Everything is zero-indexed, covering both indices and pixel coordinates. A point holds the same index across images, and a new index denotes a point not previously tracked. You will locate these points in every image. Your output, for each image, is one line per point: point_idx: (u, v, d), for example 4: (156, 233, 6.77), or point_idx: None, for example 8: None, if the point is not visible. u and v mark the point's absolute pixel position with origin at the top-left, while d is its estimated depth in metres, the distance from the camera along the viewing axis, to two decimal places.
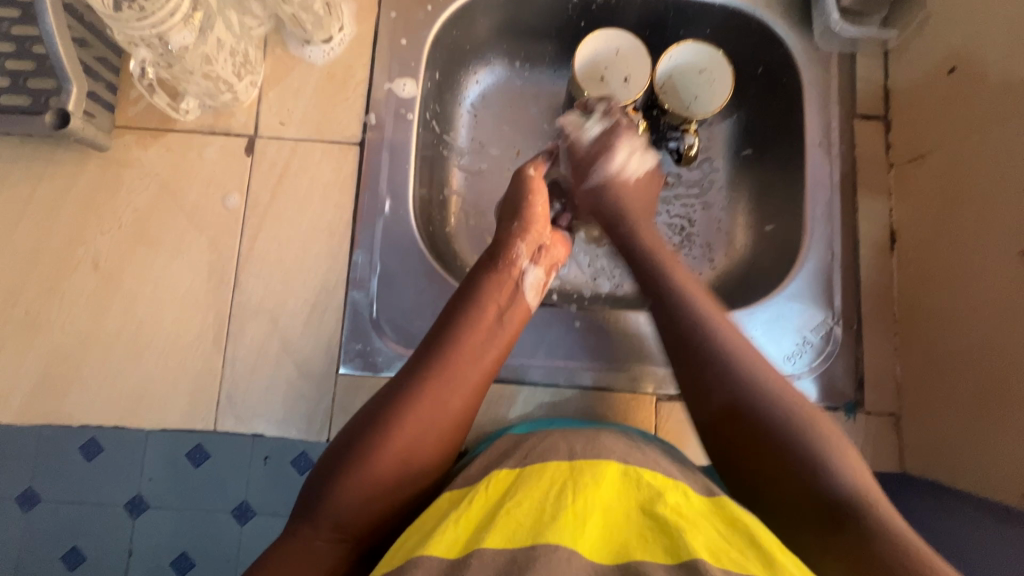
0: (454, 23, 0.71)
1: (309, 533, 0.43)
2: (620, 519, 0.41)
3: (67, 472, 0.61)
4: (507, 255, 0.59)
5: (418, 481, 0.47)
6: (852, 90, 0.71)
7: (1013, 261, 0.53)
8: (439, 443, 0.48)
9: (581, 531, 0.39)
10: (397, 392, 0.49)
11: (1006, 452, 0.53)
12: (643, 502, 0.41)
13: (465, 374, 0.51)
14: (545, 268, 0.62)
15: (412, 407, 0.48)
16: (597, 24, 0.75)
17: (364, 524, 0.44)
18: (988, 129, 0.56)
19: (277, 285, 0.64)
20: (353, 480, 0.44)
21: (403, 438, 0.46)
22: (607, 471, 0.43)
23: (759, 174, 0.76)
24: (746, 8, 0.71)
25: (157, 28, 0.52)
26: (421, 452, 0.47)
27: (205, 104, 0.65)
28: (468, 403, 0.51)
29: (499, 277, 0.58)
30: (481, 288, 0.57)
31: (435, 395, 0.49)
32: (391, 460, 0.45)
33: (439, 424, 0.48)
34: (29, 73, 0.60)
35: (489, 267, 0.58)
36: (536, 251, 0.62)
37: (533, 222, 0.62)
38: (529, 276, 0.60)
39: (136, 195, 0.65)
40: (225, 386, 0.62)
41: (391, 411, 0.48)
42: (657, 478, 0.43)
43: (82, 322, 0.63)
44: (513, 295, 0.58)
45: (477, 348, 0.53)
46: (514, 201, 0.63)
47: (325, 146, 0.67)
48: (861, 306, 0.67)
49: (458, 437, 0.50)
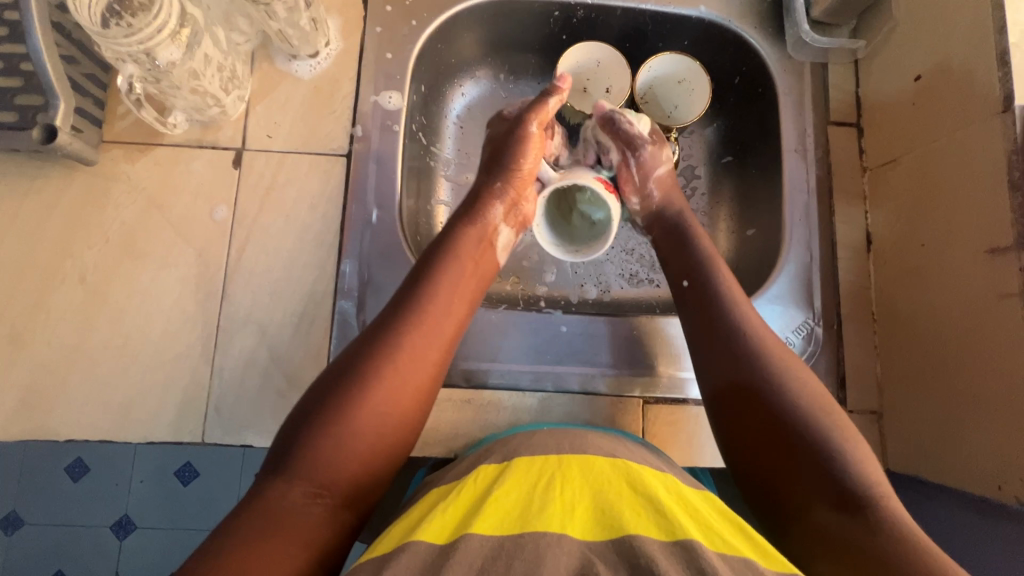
0: (438, 37, 0.72)
1: (284, 491, 0.43)
2: (613, 500, 0.41)
3: (53, 495, 0.63)
4: (482, 214, 0.60)
5: (396, 436, 0.48)
6: (825, 98, 0.73)
7: (983, 258, 0.54)
8: (414, 397, 0.49)
9: (570, 516, 0.40)
10: (371, 346, 0.49)
11: (984, 444, 0.54)
12: (633, 487, 0.42)
13: (440, 328, 0.52)
14: (516, 227, 0.63)
15: (386, 359, 0.48)
16: (578, 36, 0.77)
17: (344, 479, 0.44)
18: (953, 133, 0.58)
19: (265, 296, 0.64)
20: (331, 432, 0.45)
21: (378, 391, 0.47)
22: (594, 462, 0.44)
23: (739, 180, 0.78)
24: (721, 21, 0.74)
25: (144, 44, 0.53)
26: (396, 406, 0.48)
27: (192, 118, 0.66)
28: (442, 356, 0.52)
29: (473, 234, 0.58)
30: (455, 245, 0.57)
31: (410, 351, 0.50)
32: (367, 415, 0.46)
33: (415, 376, 0.49)
34: (17, 89, 0.61)
35: (459, 225, 0.59)
36: (510, 209, 0.62)
37: (515, 180, 0.62)
38: (500, 236, 0.61)
39: (123, 209, 0.65)
40: (213, 397, 0.62)
41: (365, 365, 0.48)
42: (647, 471, 0.44)
43: (68, 336, 0.62)
44: (484, 252, 0.59)
45: (449, 300, 0.54)
46: (492, 160, 0.62)
47: (312, 158, 0.68)
48: (841, 307, 0.69)
49: (433, 391, 0.51)
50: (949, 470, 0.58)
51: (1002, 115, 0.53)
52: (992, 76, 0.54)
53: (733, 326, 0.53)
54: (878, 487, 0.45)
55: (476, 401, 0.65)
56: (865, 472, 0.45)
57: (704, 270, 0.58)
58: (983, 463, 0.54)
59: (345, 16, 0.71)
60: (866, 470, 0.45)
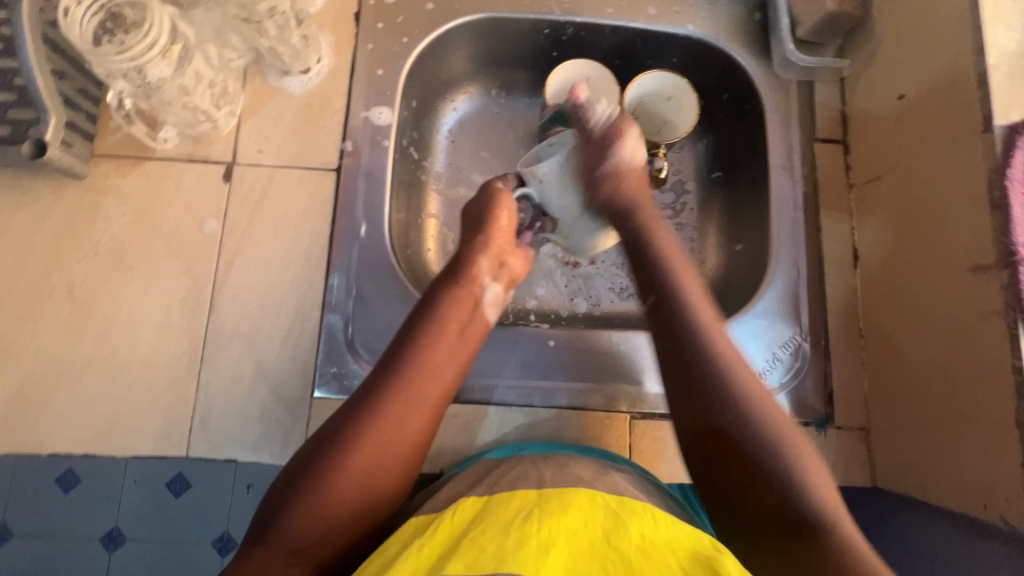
0: (429, 54, 0.73)
1: (264, 560, 0.43)
2: (586, 546, 0.41)
3: (45, 506, 0.60)
4: (466, 271, 0.59)
5: (379, 503, 0.47)
6: (812, 115, 0.74)
7: (966, 275, 0.55)
8: (397, 464, 0.48)
9: (541, 558, 0.39)
10: (353, 412, 0.49)
11: (968, 464, 0.54)
12: (606, 533, 0.42)
13: (425, 393, 0.51)
14: (505, 284, 0.62)
15: (371, 430, 0.48)
16: (568, 53, 0.78)
17: (324, 549, 0.45)
18: (935, 151, 0.59)
19: (252, 309, 0.64)
20: (310, 505, 0.45)
21: (360, 462, 0.47)
22: (575, 502, 0.44)
23: (728, 196, 0.79)
24: (708, 38, 0.75)
25: (135, 61, 0.54)
26: (379, 476, 0.47)
27: (183, 133, 0.67)
28: (429, 420, 0.51)
29: (459, 293, 0.57)
30: (440, 303, 0.56)
31: (393, 418, 0.49)
32: (348, 486, 0.46)
33: (401, 443, 0.49)
34: (9, 104, 0.61)
35: (449, 283, 0.58)
36: (496, 267, 0.61)
37: (496, 235, 0.61)
38: (489, 292, 0.60)
39: (113, 222, 0.65)
40: (199, 412, 0.62)
41: (347, 432, 0.48)
42: (623, 507, 0.44)
43: (55, 349, 0.62)
44: (473, 311, 0.58)
45: (437, 364, 0.53)
46: (477, 213, 0.62)
47: (302, 172, 0.68)
48: (828, 323, 0.69)
49: (418, 457, 0.50)
50: (932, 490, 0.58)
51: (982, 135, 0.53)
52: (971, 96, 0.55)
53: (697, 335, 0.53)
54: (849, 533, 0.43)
55: (464, 416, 0.64)
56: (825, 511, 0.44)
57: (671, 282, 0.57)
58: (969, 479, 0.54)
59: (336, 33, 0.72)
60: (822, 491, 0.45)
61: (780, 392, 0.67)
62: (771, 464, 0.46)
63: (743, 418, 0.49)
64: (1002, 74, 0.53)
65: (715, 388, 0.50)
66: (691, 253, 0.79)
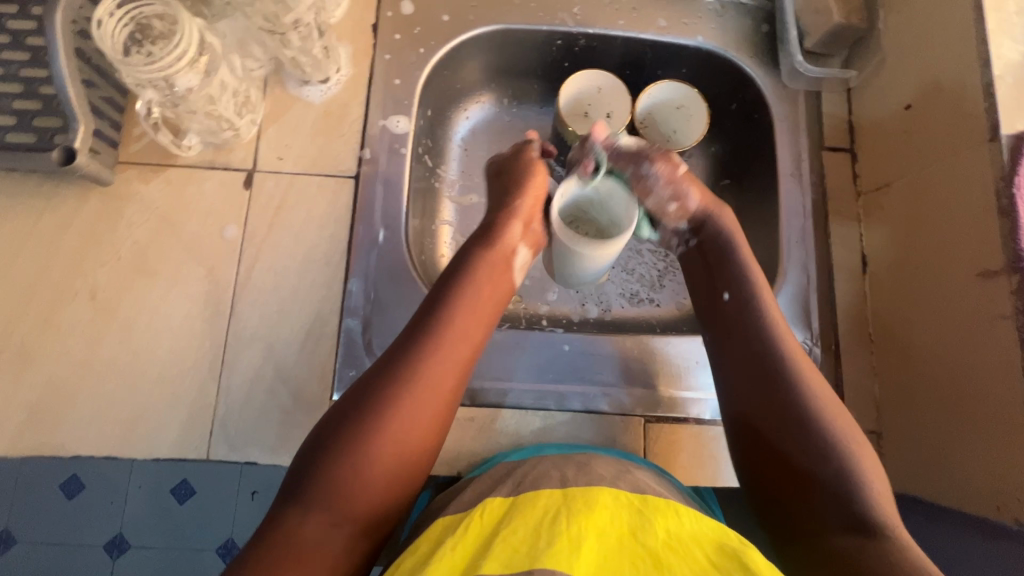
0: (444, 64, 0.75)
1: (303, 517, 0.44)
2: (616, 543, 0.42)
3: (51, 513, 0.60)
4: (499, 233, 0.60)
5: (413, 462, 0.48)
6: (819, 124, 0.75)
7: (974, 282, 0.56)
8: (431, 423, 0.49)
9: (575, 552, 0.40)
10: (389, 371, 0.50)
11: (980, 467, 0.55)
12: (633, 530, 0.43)
13: (456, 353, 0.52)
14: (533, 247, 0.63)
15: (406, 387, 0.49)
16: (580, 63, 0.79)
17: (362, 507, 0.46)
18: (942, 159, 0.60)
19: (272, 313, 0.65)
20: (349, 462, 0.46)
21: (397, 419, 0.48)
22: (598, 501, 0.44)
23: (737, 203, 0.80)
24: (718, 49, 0.76)
25: (164, 72, 0.55)
26: (415, 436, 0.48)
27: (206, 140, 0.68)
28: (459, 381, 0.52)
29: (489, 254, 0.58)
30: (471, 265, 0.57)
31: (427, 377, 0.50)
32: (385, 444, 0.47)
33: (432, 403, 0.49)
34: (37, 112, 0.63)
35: (480, 246, 0.59)
36: (527, 229, 0.62)
37: (529, 195, 0.62)
38: (519, 256, 0.61)
39: (135, 228, 0.66)
40: (219, 415, 0.63)
41: (384, 391, 0.48)
42: (648, 504, 0.45)
43: (78, 352, 0.63)
44: (502, 272, 0.59)
45: (468, 326, 0.54)
46: (512, 177, 0.63)
47: (321, 179, 0.69)
48: (838, 328, 0.70)
49: (449, 419, 0.51)
50: (943, 494, 0.59)
51: (989, 143, 0.55)
52: (978, 106, 0.56)
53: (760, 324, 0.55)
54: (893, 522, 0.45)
55: (480, 420, 0.65)
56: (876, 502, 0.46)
57: (729, 279, 0.58)
58: (982, 482, 0.54)
59: (355, 43, 0.73)
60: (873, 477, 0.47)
61: None
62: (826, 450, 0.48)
63: (804, 405, 0.50)
64: (1008, 84, 0.55)
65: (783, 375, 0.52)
66: None
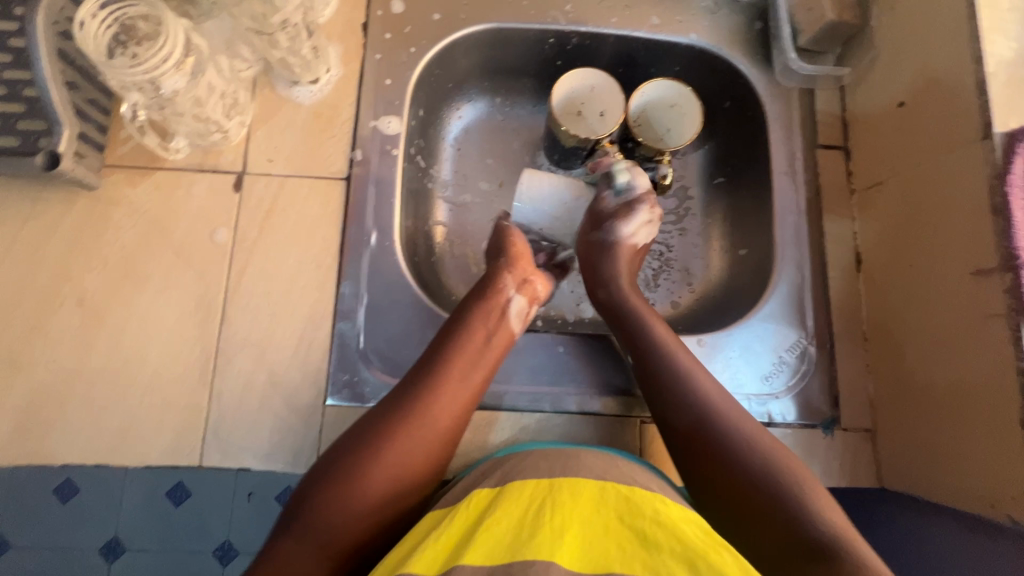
0: (436, 64, 0.74)
1: (294, 550, 0.45)
2: (597, 529, 0.42)
3: (43, 516, 0.60)
4: (492, 285, 0.62)
5: (407, 499, 0.49)
6: (812, 121, 0.75)
7: (968, 279, 0.56)
8: (427, 460, 0.51)
9: (558, 542, 0.40)
10: (388, 410, 0.52)
11: (974, 463, 0.55)
12: (620, 513, 0.43)
13: (453, 395, 0.53)
14: (529, 299, 0.64)
15: (403, 428, 0.50)
16: (574, 62, 0.79)
17: (351, 542, 0.46)
18: (938, 156, 0.60)
19: (264, 317, 0.65)
20: (341, 495, 0.47)
21: (393, 457, 0.49)
22: (583, 488, 0.44)
23: (732, 200, 0.80)
24: (710, 47, 0.76)
25: (149, 74, 0.55)
26: (411, 475, 0.49)
27: (194, 143, 0.67)
28: (456, 419, 0.53)
29: (483, 303, 0.60)
30: (468, 314, 0.59)
31: (424, 416, 0.51)
32: (379, 480, 0.48)
33: (427, 441, 0.51)
34: (19, 115, 0.61)
35: (474, 297, 0.61)
36: (521, 281, 0.63)
37: (518, 257, 0.64)
38: (512, 303, 0.62)
39: (123, 232, 0.65)
40: (211, 421, 0.62)
41: (382, 429, 0.50)
42: (638, 494, 0.45)
43: (67, 359, 0.62)
44: (498, 321, 0.60)
45: (464, 370, 0.55)
46: (497, 245, 0.67)
47: (312, 181, 0.68)
48: (832, 325, 0.70)
49: (445, 456, 0.52)
50: (937, 491, 0.59)
51: (982, 141, 0.54)
52: (971, 104, 0.56)
53: (682, 362, 0.58)
54: (836, 526, 0.46)
55: (475, 422, 0.65)
56: (816, 511, 0.47)
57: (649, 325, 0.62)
58: (976, 480, 0.55)
59: (345, 43, 0.72)
60: (805, 491, 0.48)
61: (786, 396, 0.68)
62: (744, 462, 0.51)
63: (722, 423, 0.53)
64: (1000, 81, 0.54)
65: (688, 398, 0.56)
66: (696, 258, 0.80)
